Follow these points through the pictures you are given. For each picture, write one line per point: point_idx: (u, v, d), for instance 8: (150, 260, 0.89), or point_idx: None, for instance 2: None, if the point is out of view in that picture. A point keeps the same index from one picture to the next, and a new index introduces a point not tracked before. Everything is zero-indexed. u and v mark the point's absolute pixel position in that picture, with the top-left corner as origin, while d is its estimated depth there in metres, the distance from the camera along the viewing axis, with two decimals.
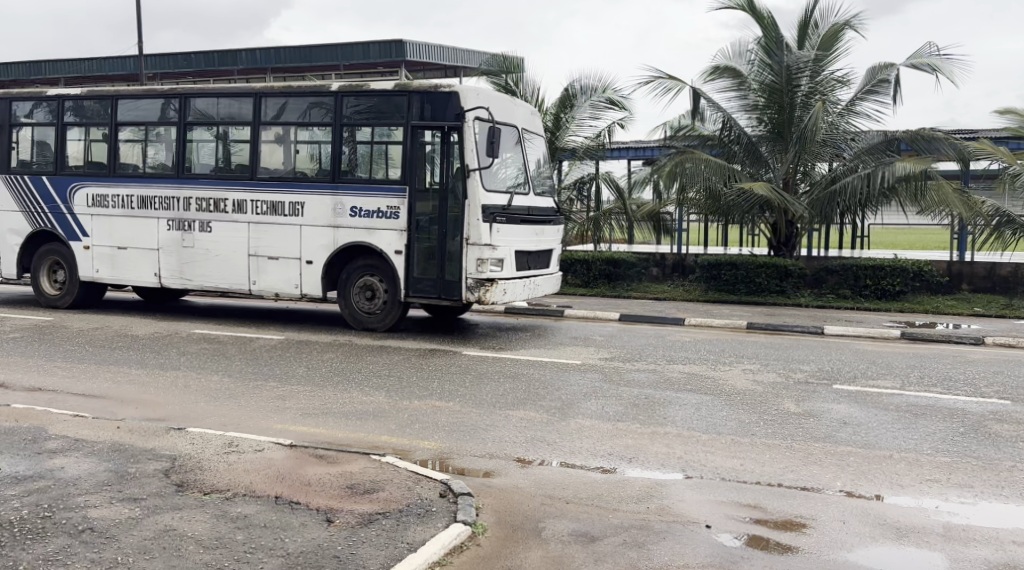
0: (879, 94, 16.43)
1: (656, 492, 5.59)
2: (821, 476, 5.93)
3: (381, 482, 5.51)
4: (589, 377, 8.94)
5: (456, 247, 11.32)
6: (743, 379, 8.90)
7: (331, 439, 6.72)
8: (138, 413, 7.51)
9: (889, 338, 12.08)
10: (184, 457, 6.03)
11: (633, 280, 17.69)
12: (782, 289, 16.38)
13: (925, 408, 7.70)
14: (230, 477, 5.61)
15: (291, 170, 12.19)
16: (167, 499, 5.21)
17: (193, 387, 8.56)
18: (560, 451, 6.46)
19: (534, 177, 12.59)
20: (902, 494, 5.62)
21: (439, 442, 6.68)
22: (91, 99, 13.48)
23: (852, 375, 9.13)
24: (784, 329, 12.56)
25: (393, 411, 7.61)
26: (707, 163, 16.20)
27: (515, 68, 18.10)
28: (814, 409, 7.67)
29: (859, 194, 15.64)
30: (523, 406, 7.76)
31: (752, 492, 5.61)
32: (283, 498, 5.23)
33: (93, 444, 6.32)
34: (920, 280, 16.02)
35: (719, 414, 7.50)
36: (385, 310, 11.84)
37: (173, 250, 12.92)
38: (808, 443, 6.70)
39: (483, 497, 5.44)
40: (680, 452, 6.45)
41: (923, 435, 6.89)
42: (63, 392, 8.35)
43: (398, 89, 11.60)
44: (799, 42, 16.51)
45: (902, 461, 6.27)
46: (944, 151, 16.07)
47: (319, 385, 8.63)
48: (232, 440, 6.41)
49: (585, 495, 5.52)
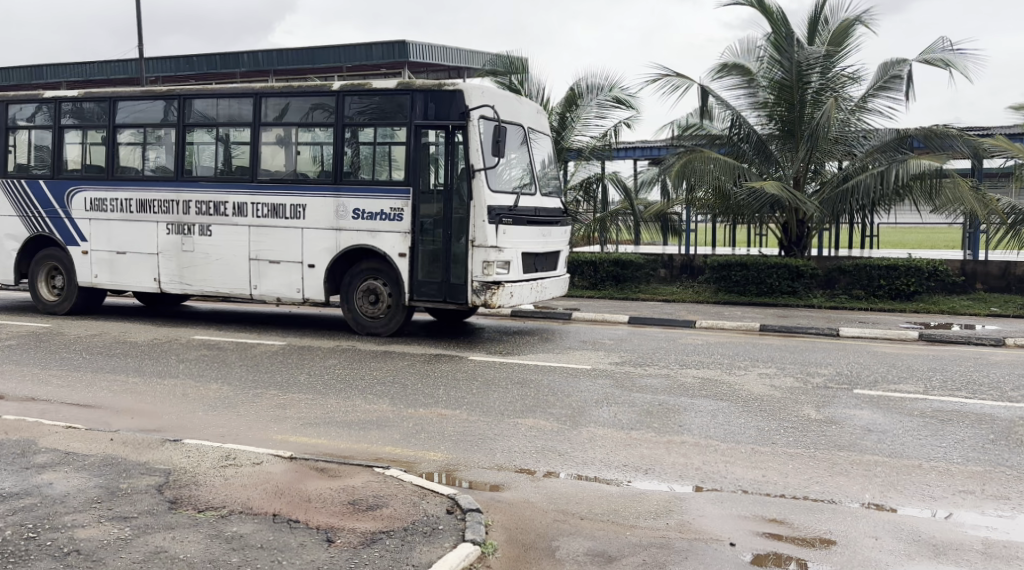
0: (891, 90, 16.11)
1: (675, 506, 5.30)
2: (848, 488, 5.63)
3: (384, 497, 5.22)
4: (600, 383, 8.64)
5: (462, 250, 11.04)
6: (760, 384, 8.59)
7: (332, 451, 6.43)
8: (134, 424, 7.23)
9: (907, 340, 11.75)
10: (178, 471, 5.75)
11: (641, 281, 17.45)
12: (794, 289, 16.07)
13: (952, 414, 7.39)
14: (227, 493, 5.32)
15: (293, 172, 11.92)
16: (158, 518, 4.93)
17: (192, 395, 8.29)
18: (572, 463, 6.17)
19: (540, 177, 12.31)
20: (936, 507, 5.32)
21: (446, 453, 6.39)
22: (90, 101, 13.23)
23: (873, 379, 8.82)
24: (798, 331, 12.25)
25: (398, 420, 7.32)
26: (715, 162, 15.87)
27: (521, 69, 17.84)
28: (836, 415, 7.38)
29: (873, 192, 15.27)
30: (532, 414, 7.46)
31: (776, 505, 5.31)
32: (281, 516, 4.95)
33: (85, 458, 6.04)
34: (935, 280, 15.71)
35: (737, 422, 7.20)
36: (388, 314, 11.56)
37: (173, 255, 12.66)
38: (832, 451, 6.39)
39: (492, 513, 5.16)
40: (698, 462, 6.16)
41: (953, 443, 6.58)
42: (56, 401, 8.08)
43: (401, 88, 11.32)
44: (810, 39, 16.24)
45: (932, 471, 5.97)
46: (958, 149, 15.71)
47: (322, 393, 8.35)
48: (229, 453, 6.13)
49: (600, 510, 5.24)
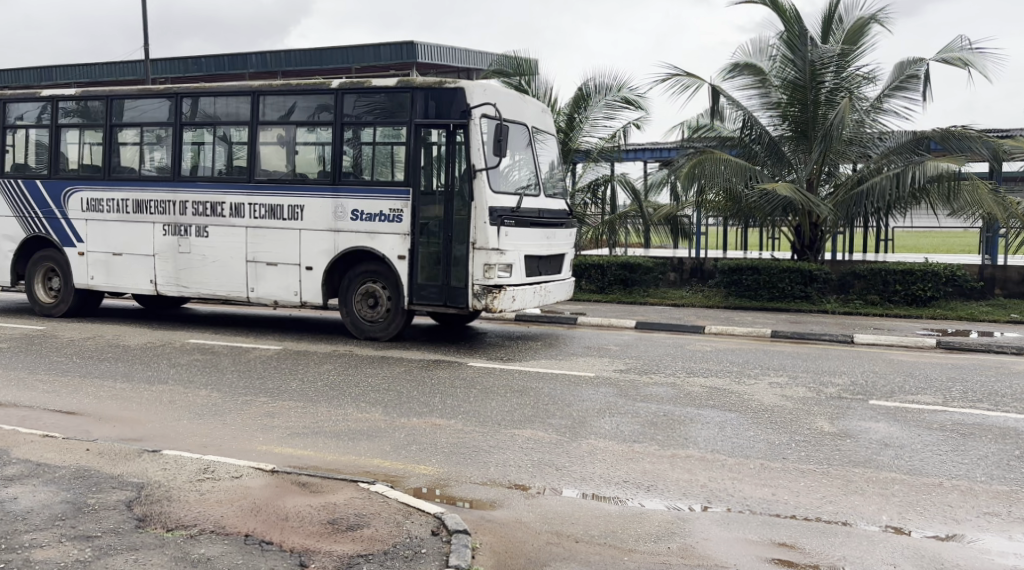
0: (908, 90, 15.71)
1: (678, 528, 4.95)
2: (865, 509, 5.26)
3: (367, 517, 4.88)
4: (603, 392, 8.29)
5: (463, 252, 10.70)
6: (771, 394, 8.21)
7: (317, 464, 6.10)
8: (115, 433, 6.92)
9: (924, 347, 11.37)
10: (151, 485, 5.42)
11: (650, 286, 17.01)
12: (807, 294, 15.56)
13: (974, 427, 7.00)
14: (200, 510, 5.00)
15: (292, 172, 11.62)
16: (123, 538, 4.61)
17: (178, 403, 7.97)
18: (569, 478, 5.81)
19: (546, 180, 11.97)
20: (960, 530, 4.95)
21: (437, 466, 6.06)
22: (88, 99, 12.97)
23: (889, 389, 8.43)
24: (812, 338, 11.85)
25: (389, 430, 6.99)
26: (726, 163, 15.52)
27: (529, 70, 17.52)
28: (850, 428, 7.00)
29: (888, 196, 14.86)
30: (529, 425, 7.11)
31: (787, 528, 4.96)
32: (253, 537, 4.62)
33: (55, 469, 5.72)
34: (953, 284, 15.34)
35: (745, 435, 6.83)
36: (387, 318, 11.24)
37: (170, 257, 12.38)
38: (847, 468, 6.02)
39: (481, 535, 4.82)
40: (704, 479, 5.79)
41: (976, 459, 6.20)
42: (37, 408, 7.78)
43: (401, 85, 11.01)
44: (824, 37, 15.78)
45: (954, 490, 5.60)
46: (977, 151, 15.20)
47: (313, 400, 8.02)
48: (207, 466, 5.79)
49: (597, 531, 4.90)
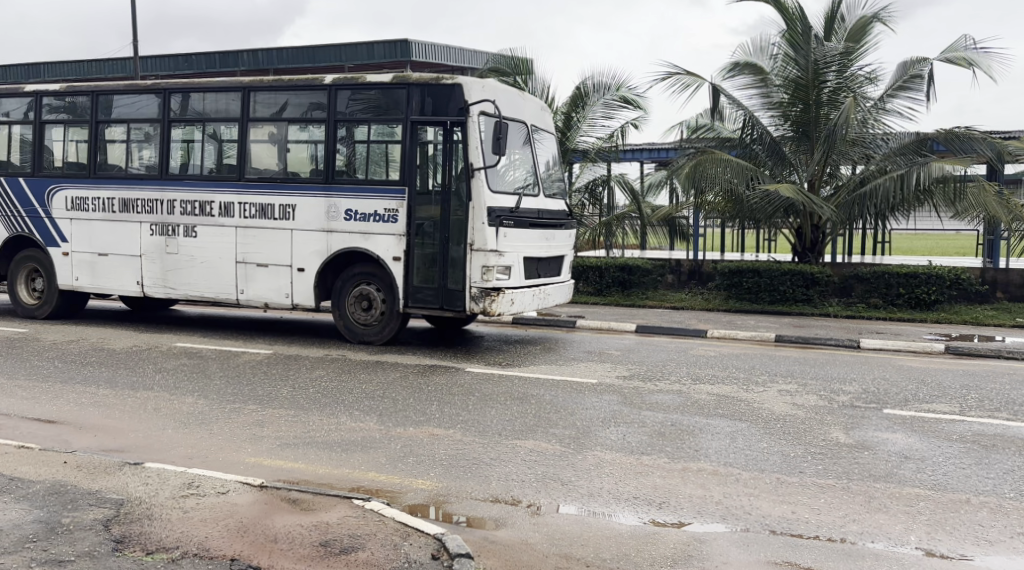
0: (912, 90, 15.43)
1: (695, 551, 4.63)
2: (891, 529, 4.95)
3: (361, 538, 4.55)
4: (606, 399, 7.98)
5: (460, 254, 10.37)
6: (780, 402, 7.90)
7: (306, 479, 5.75)
8: (96, 444, 6.57)
9: (933, 353, 11.09)
10: (131, 502, 5.07)
11: (647, 288, 16.75)
12: (808, 297, 15.33)
13: (994, 439, 6.71)
14: (183, 530, 4.65)
15: (284, 170, 11.27)
16: (98, 562, 4.28)
17: (164, 411, 7.60)
18: (577, 494, 5.48)
19: (545, 180, 11.64)
20: (992, 553, 4.65)
21: (435, 481, 5.72)
22: (74, 95, 12.60)
23: (904, 397, 8.14)
24: (817, 342, 11.57)
25: (385, 440, 6.66)
26: (728, 164, 15.22)
27: (526, 69, 17.19)
28: (867, 439, 6.71)
29: (892, 197, 14.54)
30: (531, 435, 6.79)
31: (810, 550, 4.65)
32: (239, 561, 4.29)
33: (30, 484, 5.36)
34: (957, 288, 15.06)
35: (758, 447, 6.51)
36: (382, 322, 10.90)
37: (157, 258, 12.02)
38: (868, 483, 5.72)
39: (484, 558, 4.51)
40: (719, 496, 5.47)
41: (1001, 474, 5.90)
42: (15, 417, 7.40)
43: (397, 81, 10.68)
44: (827, 36, 15.47)
45: (983, 508, 5.30)
46: (980, 152, 14.92)
47: (305, 408, 7.68)
48: (192, 480, 5.44)
49: (609, 554, 4.57)
